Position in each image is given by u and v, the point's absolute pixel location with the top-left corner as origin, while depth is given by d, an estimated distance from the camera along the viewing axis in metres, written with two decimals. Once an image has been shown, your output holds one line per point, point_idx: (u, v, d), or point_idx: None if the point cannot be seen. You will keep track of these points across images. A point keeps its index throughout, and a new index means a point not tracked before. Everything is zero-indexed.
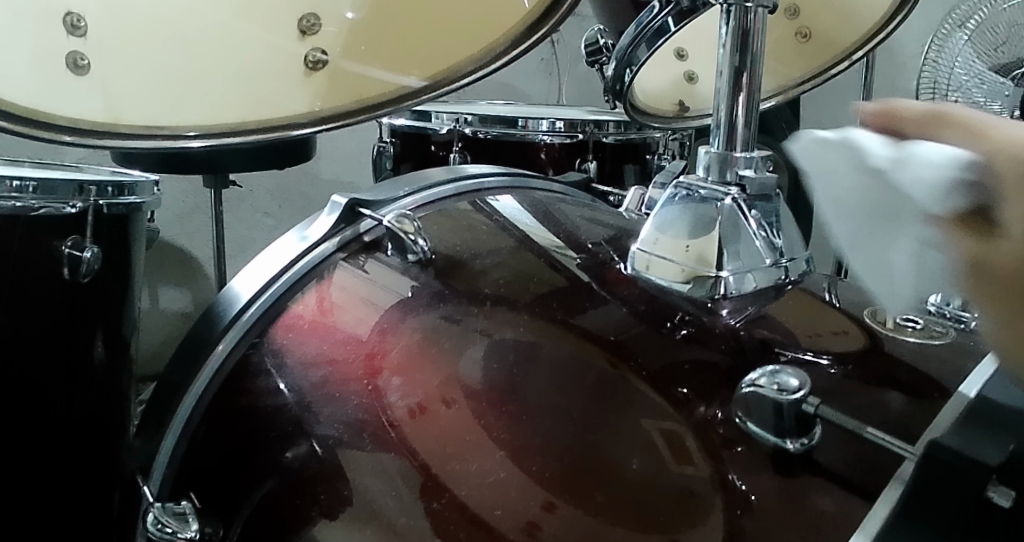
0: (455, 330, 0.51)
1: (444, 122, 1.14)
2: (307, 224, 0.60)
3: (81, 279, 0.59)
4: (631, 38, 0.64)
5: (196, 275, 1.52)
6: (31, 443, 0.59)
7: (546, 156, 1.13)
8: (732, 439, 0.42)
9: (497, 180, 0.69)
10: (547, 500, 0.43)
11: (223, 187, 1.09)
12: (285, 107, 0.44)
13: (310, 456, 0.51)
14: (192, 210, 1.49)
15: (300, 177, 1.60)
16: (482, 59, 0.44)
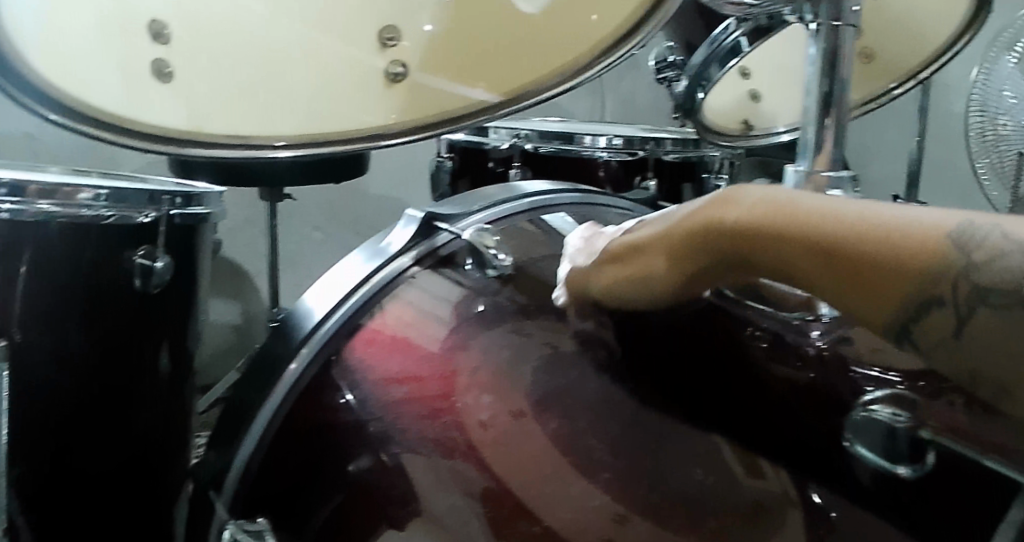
0: (546, 352, 0.50)
1: (503, 139, 1.15)
2: (375, 242, 0.59)
3: (151, 289, 0.59)
4: (705, 55, 0.73)
5: (242, 289, 1.48)
6: (99, 452, 0.58)
7: (604, 174, 1.11)
8: (839, 464, 0.39)
9: (566, 197, 0.68)
10: (617, 512, 0.43)
11: (279, 200, 1.09)
12: (369, 119, 0.54)
13: (377, 471, 0.49)
14: (243, 224, 1.49)
15: (346, 194, 1.60)
16: (563, 76, 0.52)
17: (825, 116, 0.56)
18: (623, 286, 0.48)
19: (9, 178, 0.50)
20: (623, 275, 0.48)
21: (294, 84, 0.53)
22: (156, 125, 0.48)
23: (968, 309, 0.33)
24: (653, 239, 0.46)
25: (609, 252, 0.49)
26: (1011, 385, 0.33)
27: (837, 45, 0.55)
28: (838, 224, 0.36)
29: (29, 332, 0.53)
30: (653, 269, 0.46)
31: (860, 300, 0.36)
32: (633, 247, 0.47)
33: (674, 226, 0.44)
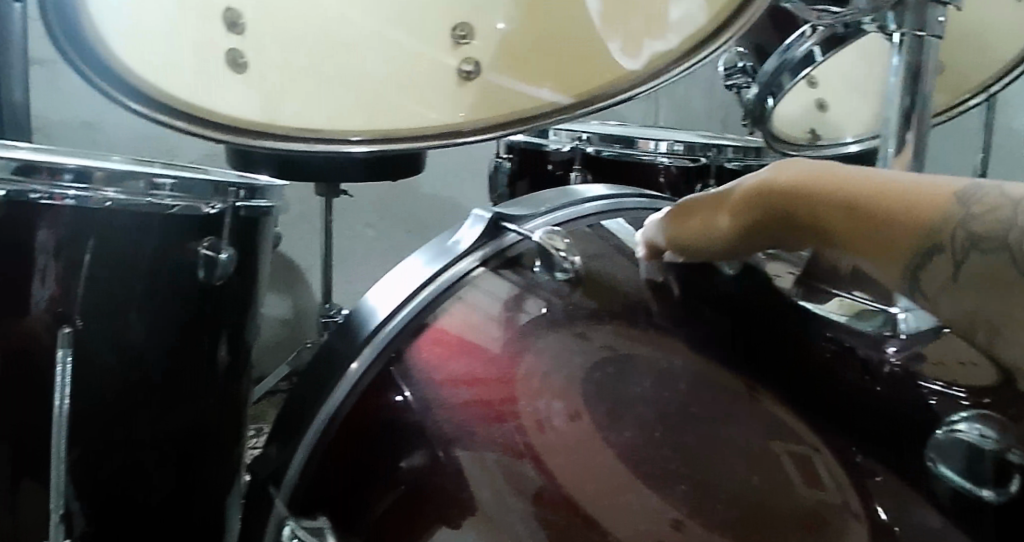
0: (621, 359, 0.48)
1: (563, 141, 1.15)
2: (441, 242, 0.59)
3: (215, 280, 0.59)
4: (776, 64, 0.77)
5: (296, 283, 1.52)
6: (155, 443, 0.58)
7: (665, 179, 1.11)
8: (914, 482, 0.38)
9: (635, 201, 0.68)
10: (673, 518, 0.41)
11: (336, 195, 1.09)
12: (441, 118, 0.53)
13: (427, 469, 0.48)
14: (297, 219, 1.50)
15: (399, 192, 1.61)
16: (643, 76, 0.50)
17: (905, 130, 0.57)
18: (677, 240, 0.52)
19: (76, 163, 0.49)
20: (676, 229, 0.52)
21: (367, 78, 0.53)
22: (229, 116, 0.47)
23: (962, 255, 0.34)
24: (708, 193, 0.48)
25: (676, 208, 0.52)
26: (1003, 328, 0.34)
27: (921, 60, 0.56)
28: (854, 177, 0.38)
29: (91, 319, 0.51)
30: (701, 226, 0.50)
31: (865, 247, 0.37)
32: (688, 205, 0.51)
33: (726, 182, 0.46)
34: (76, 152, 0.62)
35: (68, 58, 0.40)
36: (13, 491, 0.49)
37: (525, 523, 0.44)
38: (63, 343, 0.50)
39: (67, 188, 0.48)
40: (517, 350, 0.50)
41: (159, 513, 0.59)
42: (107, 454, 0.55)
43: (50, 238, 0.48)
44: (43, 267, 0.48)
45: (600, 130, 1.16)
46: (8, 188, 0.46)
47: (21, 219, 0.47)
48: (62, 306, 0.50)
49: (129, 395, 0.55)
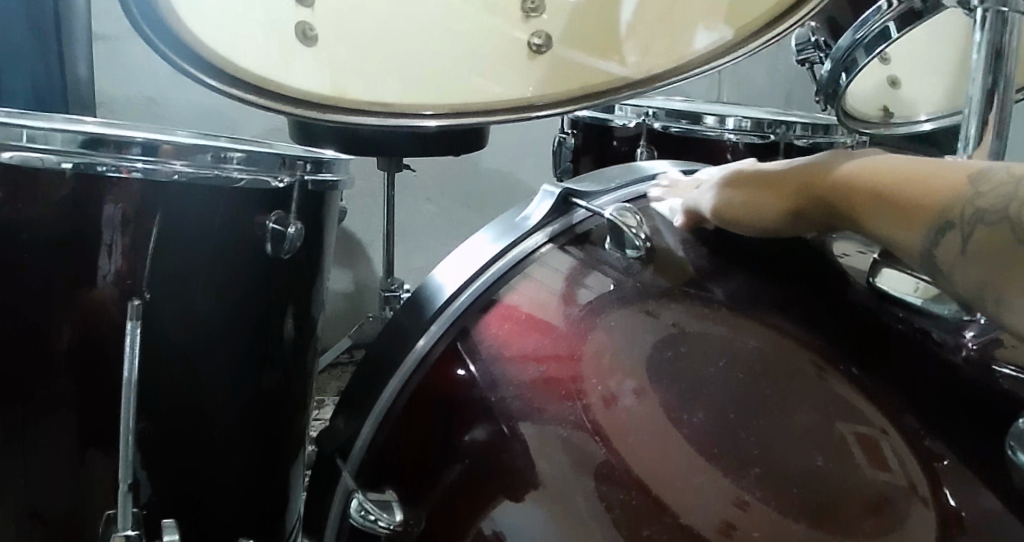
0: (695, 337, 0.47)
1: (628, 117, 1.12)
2: (511, 217, 0.59)
3: (283, 255, 0.59)
4: (851, 41, 0.74)
5: (358, 257, 1.54)
6: (227, 412, 0.59)
7: (731, 157, 1.09)
8: (983, 471, 0.38)
9: None
10: (739, 496, 0.40)
11: (398, 170, 1.10)
12: (509, 92, 0.52)
13: (492, 442, 0.48)
14: (358, 194, 1.51)
15: (460, 167, 1.61)
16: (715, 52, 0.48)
17: (987, 112, 0.54)
18: (726, 209, 0.55)
19: (143, 138, 0.50)
20: (730, 200, 0.55)
21: (436, 53, 0.53)
22: (300, 90, 0.47)
23: (970, 228, 0.39)
24: (776, 173, 0.53)
25: (740, 178, 0.55)
26: (1003, 294, 0.37)
27: (1003, 38, 0.54)
28: (893, 166, 0.44)
29: (157, 291, 0.53)
30: (765, 200, 0.53)
31: (890, 222, 0.43)
32: (756, 180, 0.54)
33: (801, 165, 0.51)
34: (147, 127, 0.63)
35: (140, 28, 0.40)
36: (83, 457, 0.53)
37: (584, 501, 0.43)
38: (132, 314, 0.52)
39: (135, 161, 0.50)
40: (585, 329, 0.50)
41: (227, 481, 0.60)
42: (174, 423, 0.56)
43: (119, 211, 0.50)
44: (110, 242, 0.51)
45: (665, 104, 1.14)
46: (76, 161, 0.48)
47: (93, 192, 0.49)
48: (130, 278, 0.52)
49: (192, 366, 0.55)
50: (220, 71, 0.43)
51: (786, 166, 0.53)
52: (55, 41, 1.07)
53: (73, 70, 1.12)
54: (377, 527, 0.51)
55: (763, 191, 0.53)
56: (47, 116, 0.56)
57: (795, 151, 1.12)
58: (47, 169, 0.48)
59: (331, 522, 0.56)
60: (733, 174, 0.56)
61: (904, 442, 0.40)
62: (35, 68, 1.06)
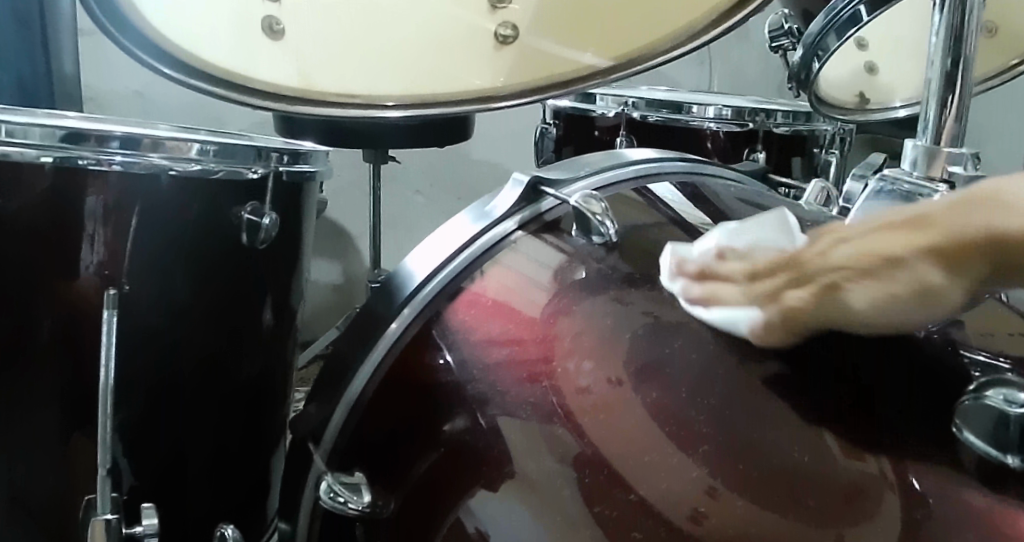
0: (655, 325, 0.49)
1: (611, 106, 1.13)
2: (483, 204, 0.59)
3: (258, 244, 0.60)
4: (822, 25, 0.74)
5: (347, 249, 1.56)
6: (209, 401, 0.60)
7: (712, 145, 1.10)
8: (947, 449, 0.38)
9: (676, 165, 0.67)
10: (707, 484, 0.40)
11: (382, 162, 1.11)
12: (477, 83, 0.53)
13: (468, 431, 0.49)
14: (348, 186, 1.52)
15: (450, 158, 1.62)
16: (680, 37, 0.48)
17: (948, 95, 0.52)
18: (885, 306, 0.39)
19: (121, 132, 0.51)
20: (883, 288, 0.39)
21: (404, 44, 0.54)
22: (266, 82, 0.48)
23: None
24: (926, 249, 0.37)
25: (867, 258, 0.39)
26: None
27: (964, 19, 0.50)
28: None
29: (135, 283, 0.54)
30: (941, 288, 0.37)
31: None
32: (897, 252, 0.38)
33: (959, 227, 0.37)
34: (122, 120, 0.64)
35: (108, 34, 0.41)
36: (65, 444, 0.55)
37: (564, 488, 0.43)
38: (109, 304, 0.53)
39: (114, 154, 0.51)
40: (552, 314, 0.51)
41: (208, 467, 0.62)
42: (154, 412, 0.57)
43: (99, 203, 0.52)
44: (92, 233, 0.52)
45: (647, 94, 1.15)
46: (55, 155, 0.50)
47: (71, 187, 0.51)
48: (110, 269, 0.53)
49: (173, 357, 0.57)
50: (186, 67, 0.45)
51: (930, 232, 0.38)
52: (39, 36, 1.09)
53: (57, 65, 1.13)
54: (346, 508, 0.52)
55: (920, 277, 0.37)
56: (19, 110, 0.57)
57: (777, 138, 1.12)
58: (27, 162, 0.49)
59: (303, 506, 0.57)
60: (840, 254, 0.41)
61: (881, 438, 0.39)
62: (17, 60, 1.07)
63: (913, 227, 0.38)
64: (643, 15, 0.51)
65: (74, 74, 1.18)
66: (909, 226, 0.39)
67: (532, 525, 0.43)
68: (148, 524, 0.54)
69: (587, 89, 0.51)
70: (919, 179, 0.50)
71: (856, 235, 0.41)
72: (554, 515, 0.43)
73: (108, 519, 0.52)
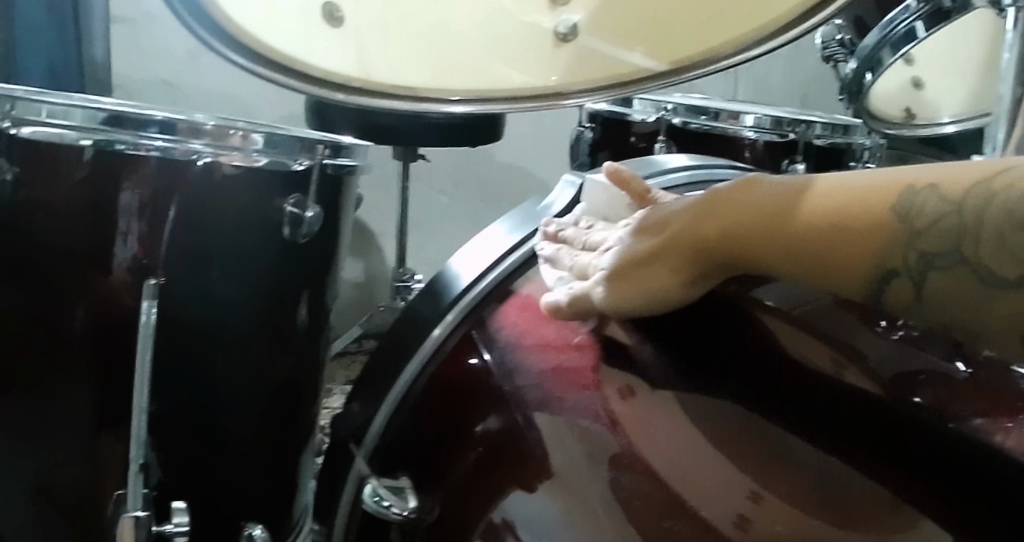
0: None
1: (648, 112, 1.13)
2: (532, 206, 0.58)
3: (300, 238, 0.59)
4: (878, 39, 0.79)
5: (369, 246, 1.54)
6: (237, 400, 0.58)
7: (749, 155, 1.09)
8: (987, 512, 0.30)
9: (726, 173, 0.66)
10: (751, 489, 0.34)
11: (414, 160, 1.09)
12: (530, 82, 0.51)
13: (508, 430, 0.46)
14: (371, 182, 1.51)
15: (474, 159, 1.61)
16: (738, 46, 0.45)
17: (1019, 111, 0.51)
18: (622, 301, 0.42)
19: (161, 117, 0.50)
20: (622, 282, 0.42)
21: (459, 41, 0.53)
22: (322, 69, 0.46)
23: (919, 275, 0.32)
24: (625, 266, 0.42)
25: (619, 262, 0.42)
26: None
27: None
28: (815, 204, 0.35)
29: (172, 273, 0.52)
30: (663, 283, 0.41)
31: (839, 276, 0.34)
32: (634, 254, 0.41)
33: (684, 230, 0.39)
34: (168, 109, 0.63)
35: (177, 13, 0.40)
36: (94, 439, 0.53)
37: (600, 493, 0.39)
38: (148, 294, 0.51)
39: (154, 139, 0.50)
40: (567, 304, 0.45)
41: (236, 464, 0.60)
42: (183, 409, 0.55)
43: (134, 199, 0.50)
44: (126, 228, 0.50)
45: (684, 101, 1.15)
46: (96, 139, 0.48)
47: (112, 172, 0.49)
48: (147, 259, 0.51)
49: (203, 350, 0.55)
50: (249, 52, 0.43)
51: (663, 233, 0.40)
52: (71, 21, 1.07)
53: (88, 50, 1.12)
54: (390, 513, 0.50)
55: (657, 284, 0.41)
56: (69, 94, 0.56)
57: (815, 150, 1.11)
58: (66, 145, 0.48)
59: (343, 507, 0.56)
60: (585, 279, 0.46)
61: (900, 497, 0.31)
62: (55, 42, 1.05)
63: (654, 230, 0.41)
64: (701, 20, 0.48)
65: (105, 60, 1.17)
66: (652, 229, 0.41)
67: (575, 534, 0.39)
68: (178, 524, 0.52)
69: (640, 92, 0.48)
70: None
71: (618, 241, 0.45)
72: (588, 515, 0.39)
73: (137, 516, 0.50)
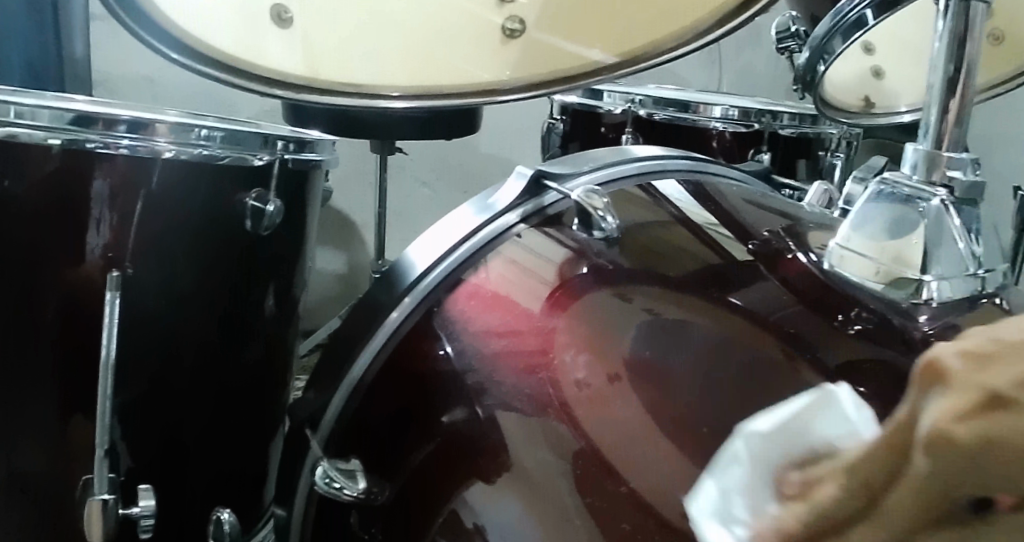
0: (625, 309, 0.49)
1: (617, 104, 1.14)
2: (486, 197, 0.59)
3: (262, 230, 0.61)
4: (830, 27, 0.77)
5: (354, 239, 1.57)
6: (204, 390, 0.61)
7: (717, 145, 1.12)
8: None
9: (679, 163, 0.67)
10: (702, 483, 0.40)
11: (388, 153, 1.11)
12: (480, 78, 0.53)
13: (467, 421, 0.49)
14: (355, 175, 1.53)
15: (458, 151, 1.64)
16: (681, 38, 0.47)
17: (948, 100, 0.50)
18: None
19: (129, 116, 0.52)
20: None
21: (407, 40, 0.54)
22: (269, 69, 0.49)
23: None
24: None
25: None
26: None
27: (968, 23, 0.48)
28: None
29: (138, 266, 0.54)
30: None
31: None
32: None
33: None
34: (132, 105, 0.65)
35: (120, 19, 0.42)
36: (65, 425, 0.55)
37: (568, 489, 0.43)
38: (112, 285, 0.53)
39: (121, 138, 0.52)
40: (579, 320, 0.49)
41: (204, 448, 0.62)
42: (150, 397, 0.57)
43: (106, 186, 0.52)
44: (99, 216, 0.52)
45: (656, 93, 1.16)
46: (63, 138, 0.50)
47: (79, 170, 0.51)
48: (115, 251, 0.53)
49: (170, 340, 0.57)
50: (189, 50, 0.45)
51: None
52: (52, 18, 1.10)
53: (67, 47, 1.15)
54: (341, 494, 0.53)
55: None
56: (35, 93, 0.58)
57: (784, 139, 1.14)
58: (35, 144, 0.50)
59: (301, 489, 0.58)
60: (914, 489, 0.25)
61: None
62: (32, 39, 1.08)
63: None
64: (644, 17, 0.50)
65: (83, 56, 1.21)
66: None
67: (523, 514, 0.44)
68: (144, 507, 0.55)
69: (588, 84, 0.50)
70: (917, 183, 0.50)
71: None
72: (546, 500, 0.43)
73: (104, 500, 0.53)
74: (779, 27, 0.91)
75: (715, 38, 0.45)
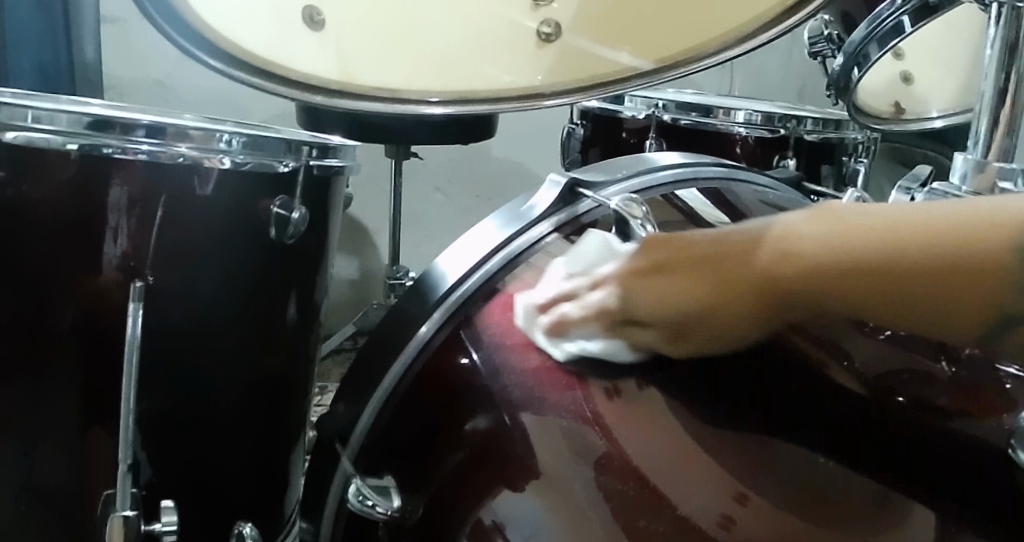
0: None
1: (639, 108, 1.13)
2: (517, 207, 0.58)
3: (286, 239, 0.59)
4: (865, 34, 0.79)
5: (366, 245, 1.55)
6: (232, 402, 0.59)
7: (741, 150, 1.11)
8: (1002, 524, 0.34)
9: (712, 169, 0.66)
10: (738, 490, 0.37)
11: (405, 157, 1.10)
12: (514, 83, 0.51)
13: (494, 432, 0.47)
14: (368, 180, 1.52)
15: (470, 155, 1.62)
16: (728, 41, 0.45)
17: (998, 110, 0.56)
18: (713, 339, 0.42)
19: (147, 120, 0.50)
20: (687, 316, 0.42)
21: (436, 43, 0.53)
22: (305, 72, 0.47)
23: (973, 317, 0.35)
24: (734, 288, 0.40)
25: (671, 306, 0.42)
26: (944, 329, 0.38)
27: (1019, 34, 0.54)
28: (939, 228, 0.35)
29: (159, 275, 0.53)
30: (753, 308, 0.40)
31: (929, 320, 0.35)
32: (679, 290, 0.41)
33: (749, 262, 0.40)
34: (151, 110, 0.63)
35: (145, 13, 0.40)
36: (82, 440, 0.53)
37: (596, 503, 0.40)
38: (136, 296, 0.52)
39: (140, 143, 0.50)
40: None
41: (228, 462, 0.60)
42: (171, 409, 0.56)
43: (124, 194, 0.50)
44: (116, 225, 0.51)
45: (676, 97, 1.15)
46: (82, 142, 0.48)
47: (96, 177, 0.50)
48: (135, 260, 0.52)
49: (192, 351, 0.55)
50: (217, 51, 0.43)
51: (725, 265, 0.40)
52: (62, 21, 1.08)
53: (77, 51, 1.13)
54: (373, 513, 0.51)
55: (737, 318, 0.40)
56: (53, 97, 0.56)
57: (808, 144, 1.13)
58: (52, 150, 0.48)
59: (328, 504, 0.56)
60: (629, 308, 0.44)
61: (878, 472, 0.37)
62: (42, 43, 1.07)
63: (709, 261, 0.41)
64: (682, 24, 0.48)
65: (95, 61, 1.19)
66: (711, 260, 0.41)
67: (552, 526, 0.41)
68: (166, 522, 0.53)
69: (623, 91, 0.48)
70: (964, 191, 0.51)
71: (676, 284, 0.42)
72: (575, 513, 0.40)
73: (126, 516, 0.51)
74: (810, 32, 0.87)
75: (762, 43, 0.43)
